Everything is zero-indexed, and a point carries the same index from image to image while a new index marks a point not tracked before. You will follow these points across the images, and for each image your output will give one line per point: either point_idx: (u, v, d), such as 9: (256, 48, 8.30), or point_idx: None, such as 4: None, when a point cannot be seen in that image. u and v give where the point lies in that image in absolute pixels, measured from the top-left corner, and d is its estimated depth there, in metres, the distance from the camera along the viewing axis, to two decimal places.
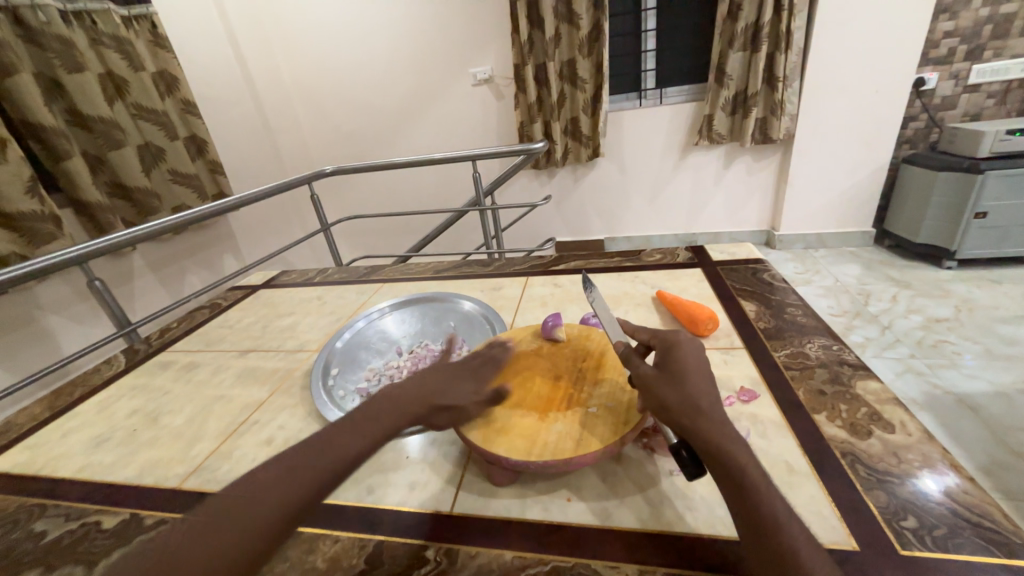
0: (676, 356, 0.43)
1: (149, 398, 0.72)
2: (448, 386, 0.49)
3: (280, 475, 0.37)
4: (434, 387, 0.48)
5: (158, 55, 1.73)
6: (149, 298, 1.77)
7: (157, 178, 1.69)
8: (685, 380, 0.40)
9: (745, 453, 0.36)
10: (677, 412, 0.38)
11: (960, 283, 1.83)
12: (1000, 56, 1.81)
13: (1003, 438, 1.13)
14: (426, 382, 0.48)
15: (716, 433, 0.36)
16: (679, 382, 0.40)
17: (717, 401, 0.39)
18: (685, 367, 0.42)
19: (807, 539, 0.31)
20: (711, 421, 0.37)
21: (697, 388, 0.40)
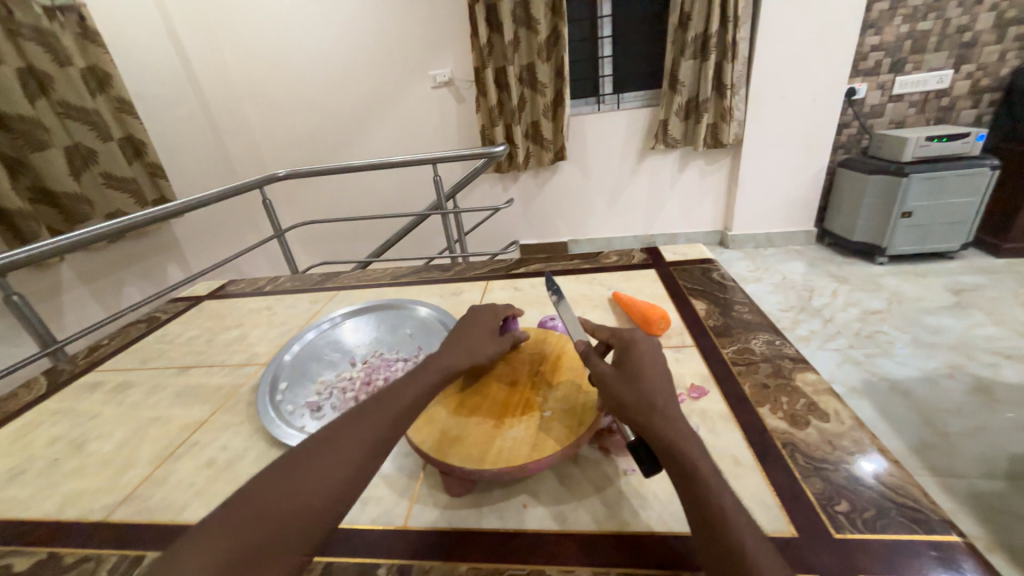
0: (634, 357, 0.44)
1: (74, 423, 0.66)
2: (476, 324, 0.57)
3: (355, 426, 0.40)
4: (471, 335, 0.55)
5: (87, 49, 1.61)
6: (80, 313, 1.63)
7: (88, 182, 1.56)
8: (640, 378, 0.41)
9: (697, 448, 0.36)
10: (634, 410, 0.39)
11: (891, 277, 1.98)
12: (918, 69, 1.98)
13: (931, 420, 1.22)
14: (461, 331, 0.55)
15: (671, 429, 0.37)
16: (634, 380, 0.41)
17: (673, 398, 0.40)
18: (642, 366, 0.42)
19: (753, 532, 0.32)
20: (666, 418, 0.38)
21: (652, 386, 0.40)
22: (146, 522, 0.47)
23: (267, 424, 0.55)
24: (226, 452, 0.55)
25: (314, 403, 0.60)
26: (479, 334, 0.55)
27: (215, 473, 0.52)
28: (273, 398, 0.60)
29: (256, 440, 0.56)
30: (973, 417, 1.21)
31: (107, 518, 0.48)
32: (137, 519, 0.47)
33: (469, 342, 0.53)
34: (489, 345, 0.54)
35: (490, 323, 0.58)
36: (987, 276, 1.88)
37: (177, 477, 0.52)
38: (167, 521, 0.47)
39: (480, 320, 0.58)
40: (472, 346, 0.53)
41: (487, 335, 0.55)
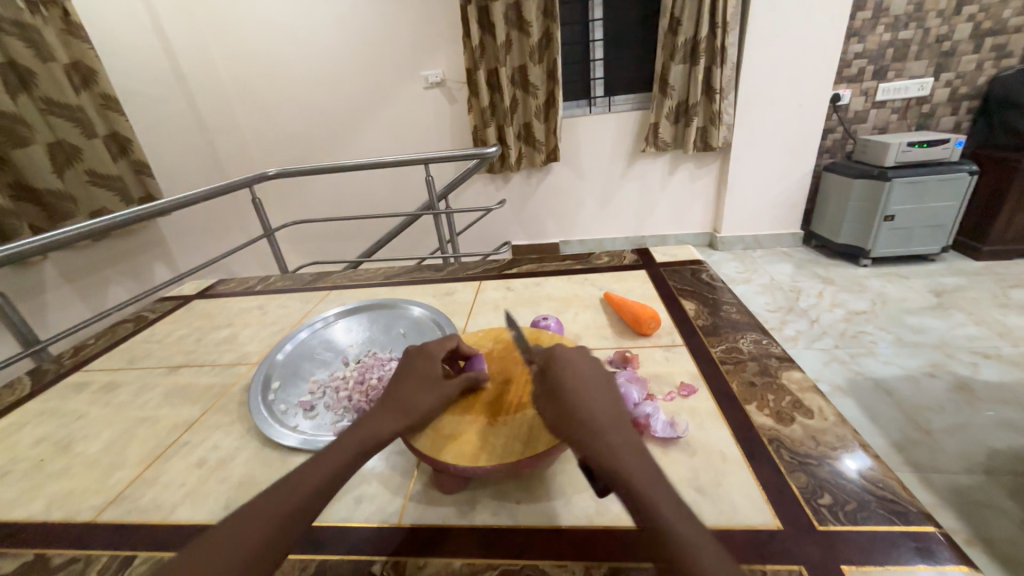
0: (559, 369, 0.42)
1: (60, 424, 0.65)
2: (412, 371, 0.49)
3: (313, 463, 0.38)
4: (404, 390, 0.47)
5: (71, 44, 1.58)
6: (64, 312, 1.60)
7: (71, 180, 1.53)
8: (568, 392, 0.40)
9: (634, 454, 0.35)
10: (566, 432, 0.38)
11: (874, 278, 2.03)
12: (900, 76, 2.03)
13: (914, 417, 1.26)
14: (393, 384, 0.48)
15: (599, 444, 0.35)
16: (562, 396, 0.40)
17: (608, 406, 0.39)
18: (562, 377, 0.42)
19: (687, 526, 0.30)
20: (597, 430, 0.36)
21: (582, 399, 0.39)
22: (136, 523, 0.46)
23: (260, 424, 0.55)
24: (217, 452, 0.55)
25: (307, 402, 0.60)
26: (415, 383, 0.48)
27: (206, 473, 0.52)
28: (265, 398, 0.60)
29: (248, 440, 0.56)
30: (954, 414, 1.25)
31: (95, 518, 0.48)
32: (126, 519, 0.47)
33: (399, 398, 0.46)
34: (426, 397, 0.47)
35: (429, 366, 0.49)
36: (966, 278, 1.93)
37: (167, 477, 0.52)
38: (156, 521, 0.46)
39: (419, 363, 0.50)
40: (404, 401, 0.46)
41: (423, 385, 0.48)
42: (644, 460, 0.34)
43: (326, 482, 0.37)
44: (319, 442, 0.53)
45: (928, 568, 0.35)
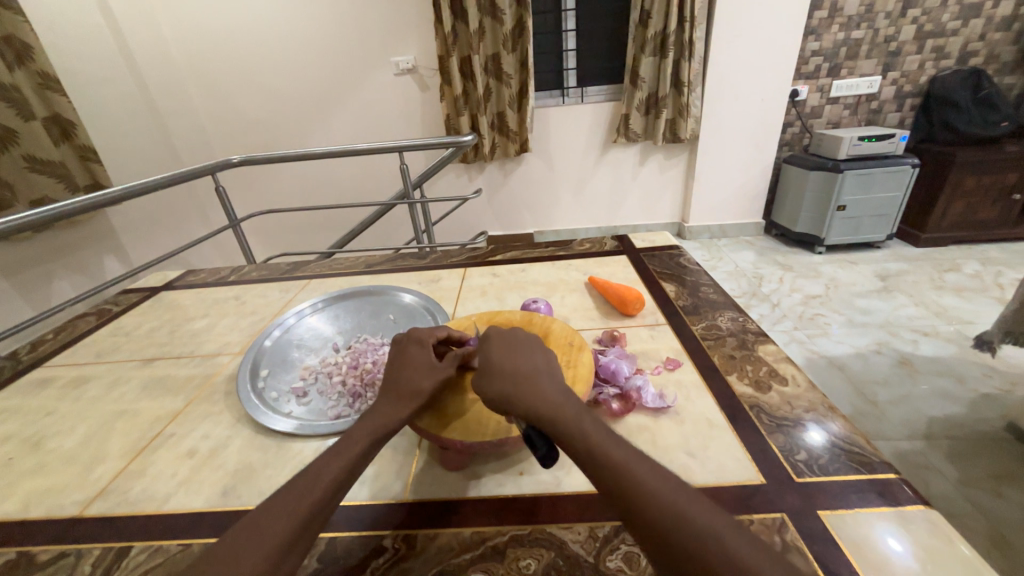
0: (491, 347, 0.45)
1: (26, 421, 0.61)
2: (403, 359, 0.49)
3: (327, 458, 0.39)
4: (402, 376, 0.47)
5: (0, 16, 1.44)
6: (4, 308, 1.48)
7: (8, 165, 1.41)
8: (505, 360, 0.43)
9: (569, 404, 0.39)
10: (507, 393, 0.40)
11: (828, 265, 2.16)
12: (852, 74, 2.16)
13: (863, 391, 1.37)
14: (386, 377, 0.48)
15: (540, 400, 0.39)
16: (502, 365, 0.42)
17: (542, 370, 0.43)
18: (491, 347, 0.45)
19: (620, 446, 0.35)
20: (533, 389, 0.40)
21: (515, 365, 0.43)
22: (128, 515, 0.45)
23: (253, 412, 0.54)
24: (208, 441, 0.53)
25: (299, 388, 0.59)
26: (407, 370, 0.47)
27: (198, 462, 0.50)
28: (255, 385, 0.59)
29: (240, 428, 0.55)
30: (898, 387, 1.37)
31: (81, 513, 0.46)
32: (116, 512, 0.46)
33: (399, 384, 0.46)
34: (423, 377, 0.46)
35: (418, 352, 0.49)
36: (908, 263, 2.09)
37: (157, 468, 0.50)
38: (151, 511, 0.45)
39: (409, 351, 0.49)
40: (400, 388, 0.46)
41: (416, 369, 0.47)
42: (578, 408, 0.39)
43: (333, 484, 0.37)
44: (317, 427, 0.52)
45: (890, 509, 0.39)
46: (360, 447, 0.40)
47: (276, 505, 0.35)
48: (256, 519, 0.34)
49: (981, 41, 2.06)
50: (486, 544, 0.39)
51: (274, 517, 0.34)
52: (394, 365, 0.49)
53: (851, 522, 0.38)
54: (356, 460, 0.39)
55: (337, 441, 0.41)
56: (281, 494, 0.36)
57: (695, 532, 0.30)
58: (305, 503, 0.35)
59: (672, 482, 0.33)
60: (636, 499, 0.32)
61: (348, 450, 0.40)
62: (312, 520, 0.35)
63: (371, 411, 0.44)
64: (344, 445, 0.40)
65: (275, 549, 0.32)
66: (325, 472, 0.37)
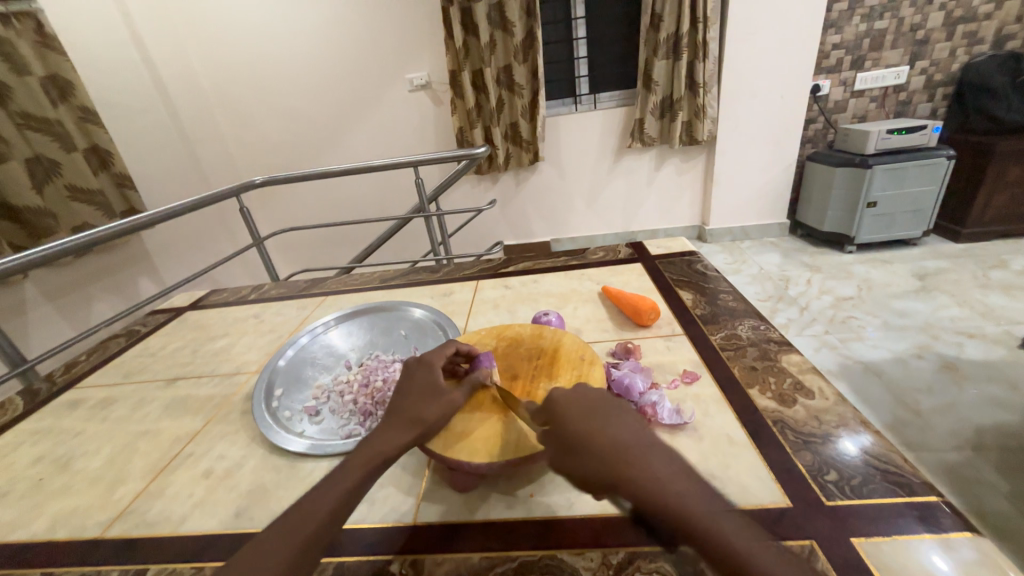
0: (564, 414, 0.38)
1: (57, 442, 0.64)
2: (414, 383, 0.48)
3: (323, 486, 0.38)
4: (409, 403, 0.46)
5: (47, 57, 1.54)
6: (47, 331, 1.56)
7: (52, 196, 1.50)
8: (588, 434, 0.36)
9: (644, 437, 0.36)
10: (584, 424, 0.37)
11: (860, 264, 2.07)
12: (877, 66, 2.08)
13: (904, 398, 1.29)
14: (395, 399, 0.47)
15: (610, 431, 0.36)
16: (583, 440, 0.35)
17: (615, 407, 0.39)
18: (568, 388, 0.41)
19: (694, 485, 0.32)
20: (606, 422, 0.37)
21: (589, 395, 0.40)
22: (145, 536, 0.46)
23: (266, 431, 0.55)
24: (224, 461, 0.54)
25: (312, 407, 0.59)
26: (416, 395, 0.47)
27: (214, 483, 0.51)
28: (269, 405, 0.60)
29: (254, 448, 0.55)
30: (943, 393, 1.28)
31: (102, 534, 0.47)
32: (135, 534, 0.46)
33: (404, 411, 0.45)
34: (431, 407, 0.46)
35: (429, 376, 0.48)
36: (948, 260, 1.98)
37: (174, 489, 0.51)
38: (168, 532, 0.46)
39: (417, 376, 0.49)
40: (408, 413, 0.45)
41: (425, 395, 0.47)
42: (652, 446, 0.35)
43: (332, 512, 0.36)
44: (327, 447, 0.52)
45: (932, 536, 0.36)
46: (361, 474, 0.39)
47: (275, 536, 0.35)
48: (253, 551, 0.34)
49: (1018, 23, 1.96)
50: (495, 571, 0.38)
51: (271, 549, 0.34)
52: (405, 391, 0.48)
53: (888, 550, 0.35)
54: (355, 487, 0.38)
55: (337, 468, 0.40)
56: (280, 525, 0.36)
57: None
58: (303, 533, 0.35)
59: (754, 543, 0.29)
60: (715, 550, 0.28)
61: (347, 477, 0.39)
62: (309, 550, 0.34)
63: (374, 435, 0.44)
64: (344, 472, 0.40)
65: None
66: (322, 501, 0.37)
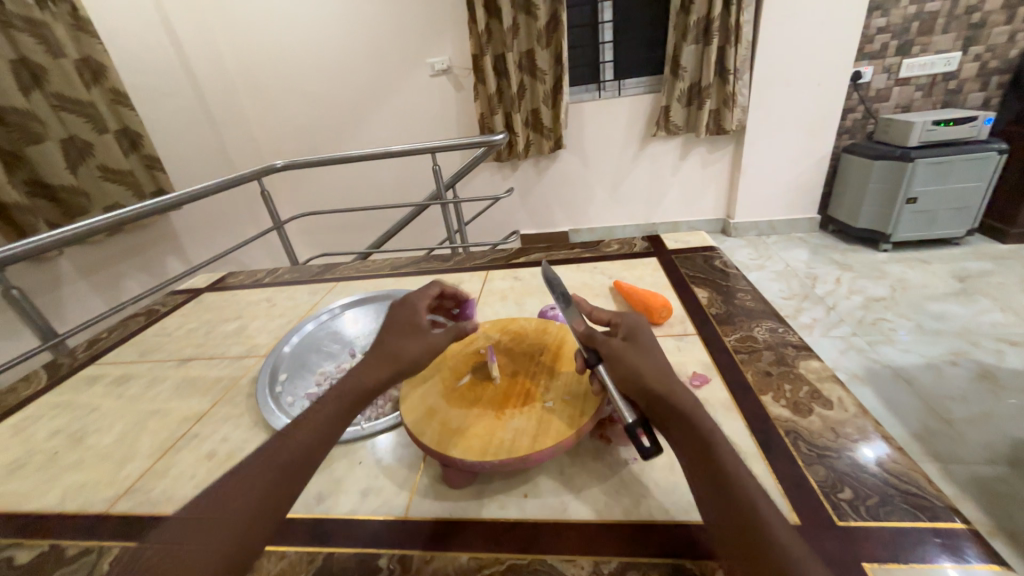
0: (640, 336, 0.44)
1: (74, 416, 0.66)
2: (400, 318, 0.49)
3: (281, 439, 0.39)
4: (390, 341, 0.47)
5: (80, 39, 1.58)
6: (80, 306, 1.63)
7: (85, 176, 1.55)
8: (652, 354, 0.42)
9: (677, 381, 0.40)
10: (645, 359, 0.41)
11: (895, 264, 1.96)
12: (926, 51, 1.94)
13: (935, 407, 1.22)
14: (377, 336, 0.48)
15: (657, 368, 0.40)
16: (648, 355, 0.42)
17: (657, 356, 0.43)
18: (642, 337, 0.44)
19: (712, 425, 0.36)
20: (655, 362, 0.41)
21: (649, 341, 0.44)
22: (147, 515, 0.47)
23: (267, 416, 0.55)
24: (226, 444, 0.55)
25: (313, 394, 0.60)
26: (398, 329, 0.48)
27: (215, 465, 0.52)
28: (272, 390, 0.60)
29: (255, 432, 0.56)
30: (978, 403, 1.21)
31: (108, 510, 0.48)
32: (137, 511, 0.48)
33: (387, 347, 0.46)
34: (414, 345, 0.46)
35: (414, 313, 0.50)
36: (993, 262, 1.86)
37: (177, 469, 0.52)
38: (168, 512, 0.47)
39: (400, 316, 0.49)
40: (388, 346, 0.46)
41: (407, 332, 0.47)
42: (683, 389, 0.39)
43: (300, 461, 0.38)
44: None
45: (954, 566, 0.33)
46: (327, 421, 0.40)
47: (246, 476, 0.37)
48: (229, 493, 0.36)
49: None
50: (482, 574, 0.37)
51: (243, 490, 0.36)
52: (388, 328, 0.48)
53: None
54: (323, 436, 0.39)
55: (294, 424, 0.40)
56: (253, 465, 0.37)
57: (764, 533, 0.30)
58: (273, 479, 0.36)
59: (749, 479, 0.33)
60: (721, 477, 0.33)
61: (302, 433, 0.39)
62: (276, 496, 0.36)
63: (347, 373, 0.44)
64: (311, 417, 0.41)
65: (237, 533, 0.33)
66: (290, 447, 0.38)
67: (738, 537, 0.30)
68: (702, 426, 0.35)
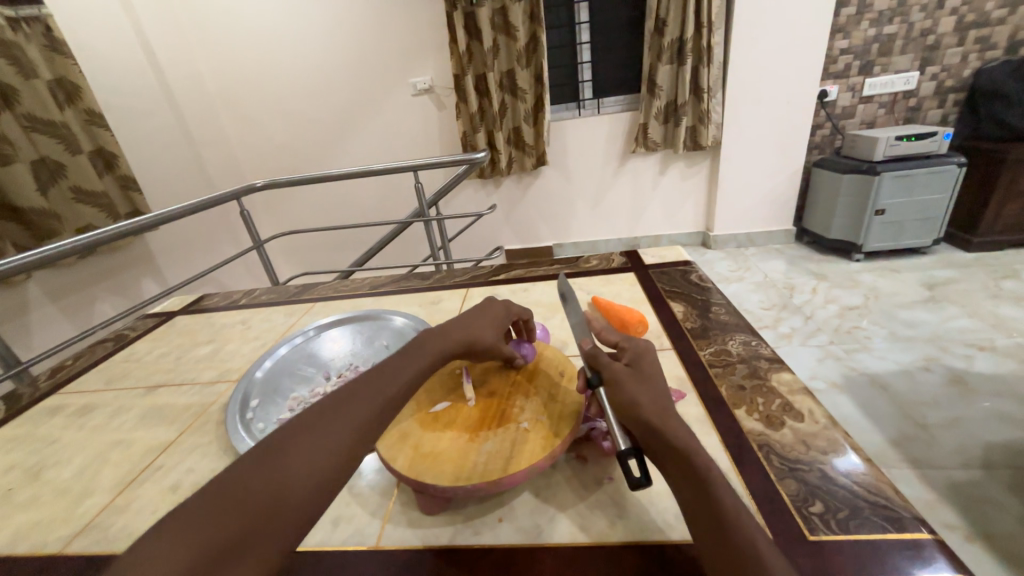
0: (646, 363, 0.45)
1: (31, 450, 0.63)
2: (488, 311, 0.56)
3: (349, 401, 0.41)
4: (476, 321, 0.54)
5: (55, 60, 1.56)
6: (49, 331, 1.58)
7: (56, 198, 1.51)
8: (653, 382, 0.43)
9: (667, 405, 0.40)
10: (642, 389, 0.41)
11: (868, 273, 2.03)
12: (886, 71, 2.04)
13: (910, 412, 1.25)
14: (465, 315, 0.55)
15: (650, 396, 0.41)
16: (649, 384, 0.42)
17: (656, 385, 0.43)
18: (648, 368, 0.44)
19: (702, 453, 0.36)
20: (649, 392, 0.41)
21: (653, 369, 0.44)
22: (103, 554, 0.44)
23: (237, 445, 0.54)
24: (192, 475, 0.53)
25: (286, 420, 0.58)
26: (485, 319, 0.54)
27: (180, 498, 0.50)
28: (243, 417, 0.59)
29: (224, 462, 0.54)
30: (951, 407, 1.24)
31: (62, 550, 0.46)
32: (93, 550, 0.45)
33: (473, 327, 0.53)
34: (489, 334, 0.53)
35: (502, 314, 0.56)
36: (959, 270, 1.93)
37: (139, 503, 0.50)
38: None
39: (497, 309, 0.56)
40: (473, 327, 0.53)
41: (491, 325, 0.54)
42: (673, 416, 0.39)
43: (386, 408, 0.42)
44: None
45: None
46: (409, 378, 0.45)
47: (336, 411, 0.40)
48: (320, 424, 0.39)
49: None
50: None
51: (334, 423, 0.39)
52: (477, 312, 0.56)
53: None
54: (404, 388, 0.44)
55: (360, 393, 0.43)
56: (341, 403, 0.41)
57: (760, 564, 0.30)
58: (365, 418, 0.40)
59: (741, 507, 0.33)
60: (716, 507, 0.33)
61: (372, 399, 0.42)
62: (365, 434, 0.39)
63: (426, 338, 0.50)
64: (397, 370, 0.46)
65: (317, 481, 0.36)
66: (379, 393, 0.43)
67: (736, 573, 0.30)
68: (700, 460, 0.35)
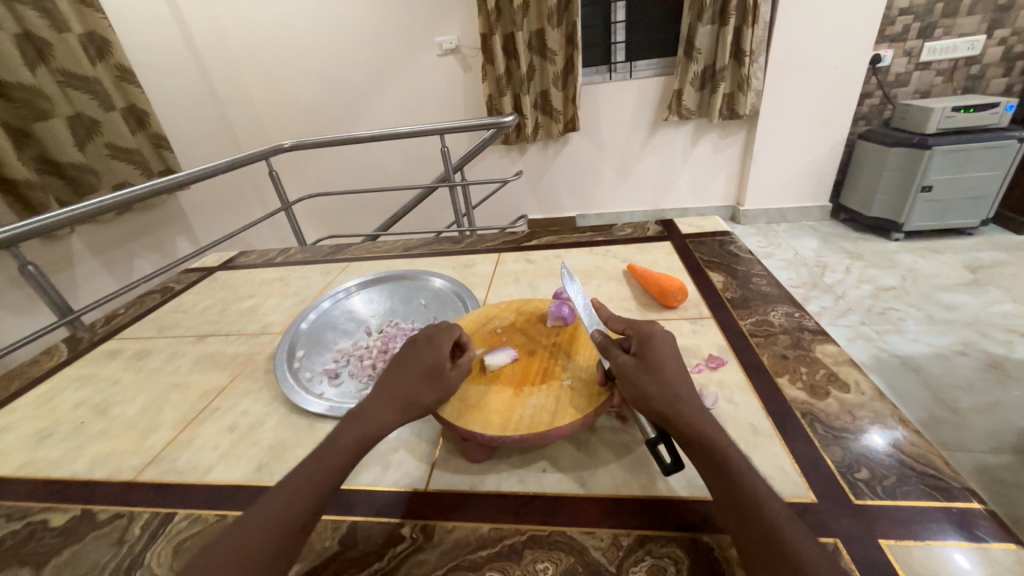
0: (653, 347, 0.43)
1: (97, 388, 0.67)
2: (409, 367, 0.45)
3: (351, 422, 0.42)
4: (404, 381, 0.44)
5: (84, 14, 1.55)
6: (93, 284, 1.65)
7: (93, 153, 1.55)
8: (662, 368, 0.41)
9: (685, 391, 0.39)
10: (653, 375, 0.40)
11: (906, 253, 1.94)
12: (949, 34, 1.88)
13: (940, 395, 1.22)
14: (391, 373, 0.45)
15: (661, 383, 0.39)
16: (658, 371, 0.41)
17: (679, 370, 0.42)
18: (660, 354, 0.42)
19: (724, 438, 0.36)
20: (665, 376, 0.40)
21: (664, 354, 0.43)
22: (175, 483, 0.48)
23: (287, 391, 0.56)
24: (247, 417, 0.56)
25: (331, 370, 0.61)
26: (413, 375, 0.45)
27: (238, 437, 0.53)
28: (290, 366, 0.61)
29: (276, 406, 0.57)
30: (984, 393, 1.21)
31: (135, 478, 0.50)
32: (164, 480, 0.49)
33: (401, 388, 0.44)
34: (429, 391, 0.44)
35: (431, 356, 0.46)
36: (1007, 252, 1.83)
37: (202, 440, 0.53)
38: (194, 481, 0.48)
39: (421, 352, 0.47)
40: (402, 392, 0.43)
41: (423, 378, 0.44)
42: (691, 399, 0.39)
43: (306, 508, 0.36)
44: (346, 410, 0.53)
45: (968, 544, 0.34)
46: (339, 458, 0.39)
47: (242, 522, 0.35)
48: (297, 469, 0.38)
49: None
50: (503, 543, 0.38)
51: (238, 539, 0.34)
52: (409, 361, 0.46)
53: (920, 556, 0.33)
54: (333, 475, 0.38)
55: (359, 411, 0.42)
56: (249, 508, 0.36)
57: (784, 546, 0.30)
58: (276, 523, 0.35)
59: (764, 486, 0.34)
60: (735, 486, 0.34)
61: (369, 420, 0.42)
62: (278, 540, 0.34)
63: (328, 442, 0.40)
64: (355, 421, 0.42)
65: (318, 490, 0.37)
66: (301, 482, 0.37)
67: (762, 545, 0.31)
68: (716, 447, 0.35)
